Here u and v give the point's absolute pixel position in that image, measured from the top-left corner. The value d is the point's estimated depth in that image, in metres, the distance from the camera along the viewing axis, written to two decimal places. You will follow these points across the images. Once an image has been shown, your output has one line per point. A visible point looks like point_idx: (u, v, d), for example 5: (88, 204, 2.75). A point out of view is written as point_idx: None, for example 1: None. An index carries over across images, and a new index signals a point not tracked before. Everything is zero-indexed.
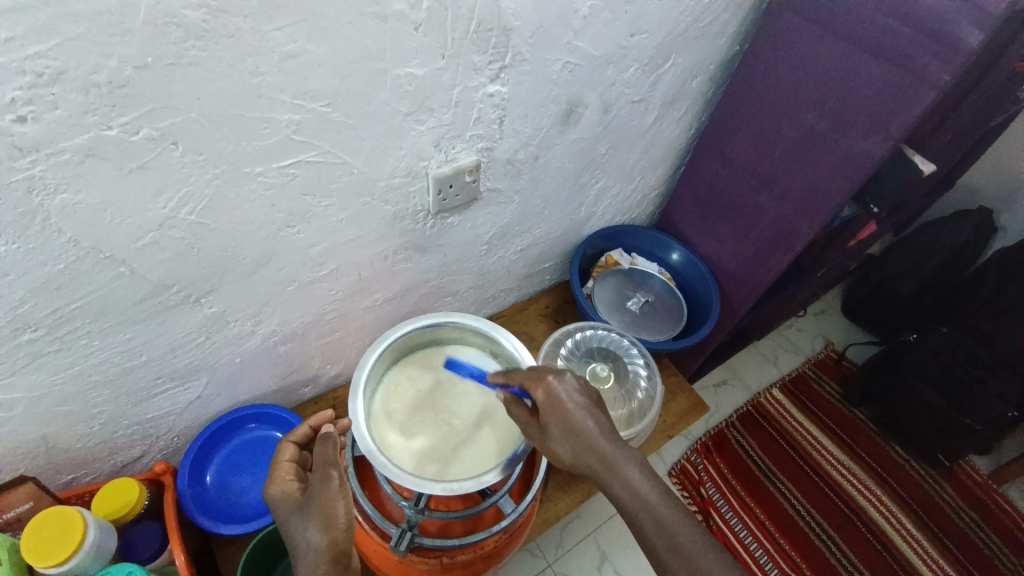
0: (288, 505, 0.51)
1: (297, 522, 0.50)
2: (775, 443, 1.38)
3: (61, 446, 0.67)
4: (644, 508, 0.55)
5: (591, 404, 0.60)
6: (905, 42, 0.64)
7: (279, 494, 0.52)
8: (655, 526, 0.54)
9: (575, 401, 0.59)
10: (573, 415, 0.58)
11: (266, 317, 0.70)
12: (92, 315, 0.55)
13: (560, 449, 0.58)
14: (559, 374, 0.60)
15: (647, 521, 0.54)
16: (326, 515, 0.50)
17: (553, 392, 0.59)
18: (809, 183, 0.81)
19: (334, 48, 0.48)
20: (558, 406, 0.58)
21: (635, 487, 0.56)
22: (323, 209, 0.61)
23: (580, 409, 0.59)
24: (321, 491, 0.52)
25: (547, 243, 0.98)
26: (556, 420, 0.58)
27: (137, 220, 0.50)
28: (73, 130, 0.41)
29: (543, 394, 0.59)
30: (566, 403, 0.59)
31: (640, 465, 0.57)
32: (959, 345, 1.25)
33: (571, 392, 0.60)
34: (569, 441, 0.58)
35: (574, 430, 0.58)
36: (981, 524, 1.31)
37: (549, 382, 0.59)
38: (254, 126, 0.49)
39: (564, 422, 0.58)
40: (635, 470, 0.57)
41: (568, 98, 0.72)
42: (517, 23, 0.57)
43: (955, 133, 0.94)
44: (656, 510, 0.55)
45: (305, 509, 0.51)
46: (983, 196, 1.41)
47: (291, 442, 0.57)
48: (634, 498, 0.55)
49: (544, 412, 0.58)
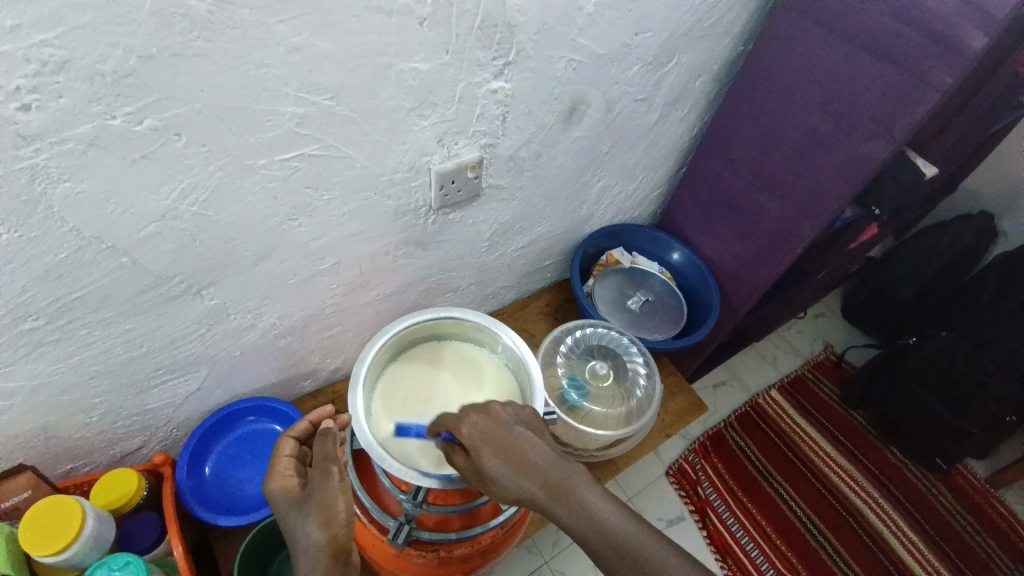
0: (286, 502, 0.51)
1: (295, 517, 0.50)
2: (773, 445, 1.39)
3: (60, 435, 0.67)
4: (604, 538, 0.46)
5: (527, 430, 0.53)
6: (910, 45, 0.64)
7: (279, 489, 0.53)
8: (620, 557, 0.45)
9: (507, 431, 0.53)
10: (506, 444, 0.51)
11: (266, 310, 0.70)
12: (94, 306, 0.55)
13: (502, 484, 0.49)
14: (485, 410, 0.55)
15: (608, 552, 0.46)
16: (324, 512, 0.50)
17: (481, 425, 0.53)
18: (811, 184, 0.82)
19: (341, 43, 0.48)
20: (487, 440, 0.52)
21: (593, 513, 0.47)
22: (325, 203, 0.61)
23: (515, 433, 0.52)
24: (319, 486, 0.51)
25: (548, 240, 0.98)
26: (490, 456, 0.51)
27: (140, 211, 0.50)
28: (78, 120, 0.42)
29: (470, 431, 0.53)
30: (496, 434, 0.52)
31: (595, 487, 0.49)
32: (958, 351, 1.24)
33: (499, 424, 0.53)
34: (509, 472, 0.50)
35: (511, 463, 0.50)
36: (978, 528, 1.31)
37: (475, 417, 0.54)
38: (257, 118, 0.49)
39: (499, 454, 0.51)
40: (590, 496, 0.48)
41: (572, 96, 0.72)
42: (522, 20, 0.57)
43: (958, 137, 0.94)
44: (620, 537, 0.46)
45: (303, 505, 0.51)
46: (985, 201, 1.41)
47: (290, 438, 0.58)
48: (592, 528, 0.46)
49: (474, 448, 0.51)
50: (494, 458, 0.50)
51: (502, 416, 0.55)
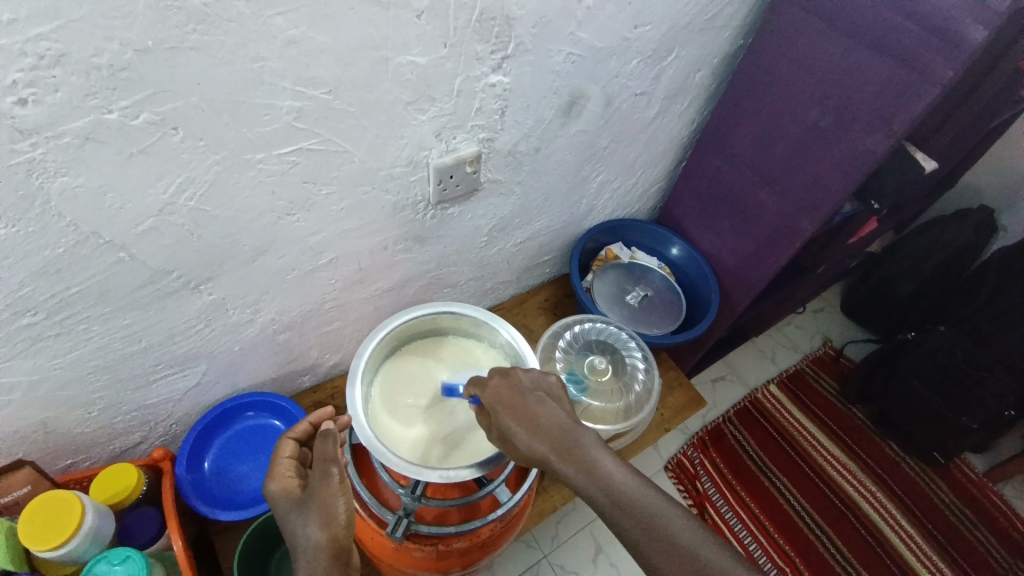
0: (288, 505, 0.52)
1: (296, 519, 0.51)
2: (771, 439, 1.39)
3: (60, 430, 0.67)
4: (613, 495, 0.50)
5: (545, 396, 0.57)
6: (909, 38, 0.64)
7: (280, 491, 0.53)
8: (627, 514, 0.49)
9: (526, 397, 0.56)
10: (524, 407, 0.55)
11: (265, 305, 0.70)
12: (92, 301, 0.55)
13: (518, 443, 0.54)
14: (506, 376, 0.59)
15: (616, 508, 0.49)
16: (324, 514, 0.50)
17: (501, 390, 0.57)
18: (810, 179, 0.81)
19: (338, 36, 0.48)
20: (507, 404, 0.56)
21: (603, 473, 0.51)
22: (323, 198, 0.61)
23: (532, 398, 0.56)
24: (318, 489, 0.51)
25: (548, 235, 0.98)
26: (508, 418, 0.55)
27: (137, 205, 0.50)
28: (74, 114, 0.41)
29: (492, 393, 0.57)
30: (515, 397, 0.56)
31: (606, 451, 0.53)
32: (957, 347, 1.24)
33: (520, 390, 0.57)
34: (525, 432, 0.54)
35: (528, 426, 0.54)
36: (975, 522, 1.32)
37: (496, 382, 0.58)
38: (255, 113, 0.49)
39: (517, 415, 0.55)
40: (600, 460, 0.52)
41: (571, 90, 0.71)
42: (520, 13, 0.57)
43: (958, 132, 0.94)
44: (627, 495, 0.50)
45: (303, 507, 0.51)
46: (984, 195, 1.41)
47: (291, 438, 0.57)
48: (600, 487, 0.51)
49: (494, 409, 0.56)
50: (511, 420, 0.54)
51: (523, 382, 0.58)
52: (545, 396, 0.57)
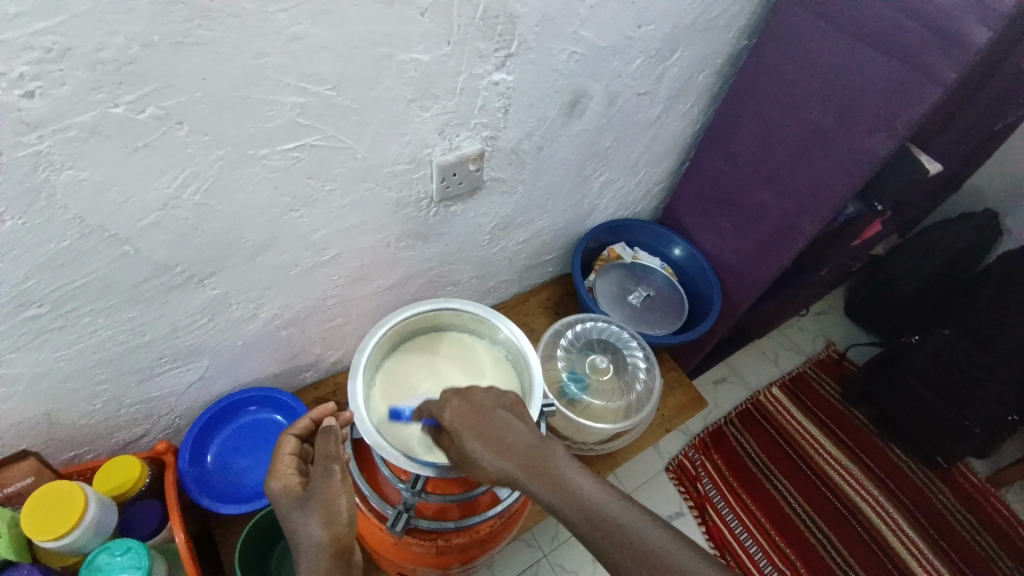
0: (289, 503, 0.52)
1: (298, 517, 0.51)
2: (773, 441, 1.39)
3: (64, 423, 0.67)
4: (587, 513, 0.49)
5: (509, 413, 0.55)
6: (912, 38, 0.64)
7: (281, 489, 0.53)
8: (602, 532, 0.48)
9: (488, 415, 0.54)
10: (487, 428, 0.53)
11: (268, 300, 0.70)
12: (96, 294, 0.55)
13: (486, 467, 0.51)
14: (465, 393, 0.56)
15: (591, 527, 0.49)
16: (326, 512, 0.50)
17: (462, 410, 0.55)
18: (813, 179, 0.81)
19: (339, 33, 0.48)
20: (467, 425, 0.53)
21: (574, 490, 0.50)
22: (326, 194, 0.62)
23: (495, 417, 0.54)
24: (318, 486, 0.51)
25: (550, 234, 0.98)
26: (470, 440, 0.52)
27: (141, 199, 0.50)
28: (80, 108, 0.42)
29: (452, 416, 0.54)
30: (478, 418, 0.54)
31: (575, 465, 0.52)
32: (959, 349, 1.24)
33: (480, 409, 0.55)
34: (492, 456, 0.52)
35: (492, 446, 0.52)
36: (976, 526, 1.31)
37: (456, 403, 0.55)
38: (259, 108, 0.50)
39: (481, 437, 0.53)
40: (571, 474, 0.51)
41: (573, 89, 0.72)
42: (523, 11, 0.57)
43: (962, 133, 0.94)
44: (602, 512, 0.49)
45: (304, 506, 0.51)
46: (989, 198, 1.40)
47: (291, 435, 0.58)
48: (571, 503, 0.50)
49: (456, 432, 0.53)
50: (476, 444, 0.52)
51: (482, 399, 0.56)
52: (508, 413, 0.55)
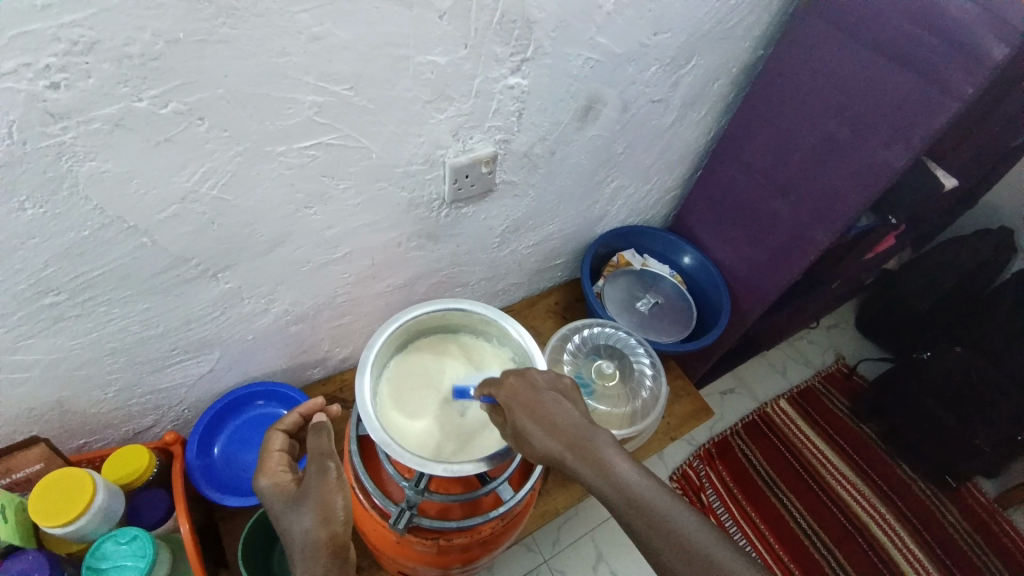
0: (281, 501, 0.52)
1: (291, 515, 0.51)
2: (779, 454, 1.38)
3: (76, 410, 0.68)
4: (626, 496, 0.49)
5: (560, 396, 0.57)
6: (932, 52, 0.64)
7: (273, 489, 0.53)
8: (641, 515, 0.47)
9: (540, 395, 0.56)
10: (538, 407, 0.55)
11: (280, 296, 0.71)
12: (113, 284, 0.56)
13: (534, 441, 0.53)
14: (522, 374, 0.59)
15: (629, 509, 0.48)
16: (320, 507, 0.50)
17: (517, 389, 0.57)
18: (827, 191, 0.81)
19: (359, 33, 0.49)
20: (520, 403, 0.56)
21: (615, 472, 0.50)
22: (340, 191, 0.62)
23: (547, 398, 0.56)
24: (313, 482, 0.52)
25: (560, 239, 0.99)
26: (521, 416, 0.55)
27: (161, 192, 0.51)
28: (105, 100, 0.43)
29: (507, 393, 0.57)
30: (529, 396, 0.56)
31: (619, 449, 0.52)
32: (972, 367, 1.23)
33: (535, 389, 0.57)
34: (540, 432, 0.53)
35: (542, 423, 0.54)
36: (984, 548, 1.29)
37: (512, 381, 0.58)
38: (277, 106, 0.50)
39: (532, 414, 0.55)
40: (614, 457, 0.51)
41: (588, 95, 0.72)
42: (540, 16, 0.58)
43: (979, 149, 0.93)
44: (641, 496, 0.48)
45: (298, 503, 0.51)
46: (1005, 215, 1.39)
47: (279, 432, 0.59)
48: (612, 486, 0.49)
49: (509, 408, 0.56)
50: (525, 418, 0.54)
51: (539, 381, 0.58)
52: (559, 395, 0.57)
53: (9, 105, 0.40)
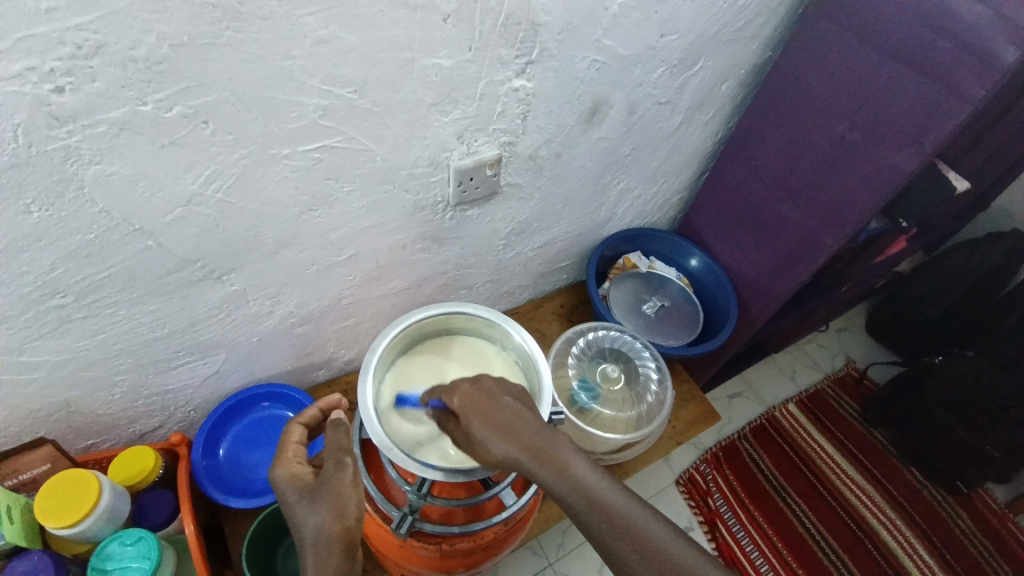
0: (295, 492, 0.52)
1: (305, 508, 0.50)
2: (787, 459, 1.36)
3: (82, 411, 0.69)
4: (589, 500, 0.49)
5: (515, 400, 0.54)
6: (942, 56, 0.63)
7: (286, 479, 0.53)
8: (600, 516, 0.49)
9: (497, 401, 0.53)
10: (496, 412, 0.52)
11: (285, 298, 0.71)
12: (120, 285, 0.57)
13: (494, 451, 0.50)
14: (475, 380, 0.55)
15: (592, 514, 0.48)
16: (336, 500, 0.50)
17: (471, 395, 0.53)
18: (837, 195, 0.80)
19: (366, 36, 0.49)
20: (475, 410, 0.52)
21: (577, 478, 0.50)
22: (345, 194, 0.62)
23: (505, 403, 0.53)
24: (331, 474, 0.52)
25: (566, 241, 0.98)
26: (479, 424, 0.51)
27: (167, 195, 0.52)
28: (111, 104, 0.43)
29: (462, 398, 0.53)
30: (484, 401, 0.53)
31: (579, 452, 0.52)
32: (983, 374, 1.21)
33: (489, 394, 0.54)
34: (501, 440, 0.51)
35: (501, 430, 0.51)
36: (997, 556, 1.27)
37: (465, 388, 0.54)
38: (282, 109, 0.51)
39: (490, 422, 0.51)
40: (577, 463, 0.51)
41: (594, 97, 0.72)
42: (546, 19, 0.58)
43: (992, 152, 0.92)
44: (604, 500, 0.49)
45: (313, 496, 0.51)
46: (1019, 219, 1.37)
47: (299, 424, 0.59)
48: (576, 490, 0.49)
49: (465, 416, 0.52)
50: (484, 427, 0.51)
51: (491, 386, 0.55)
52: (515, 400, 0.54)
53: (15, 108, 0.40)
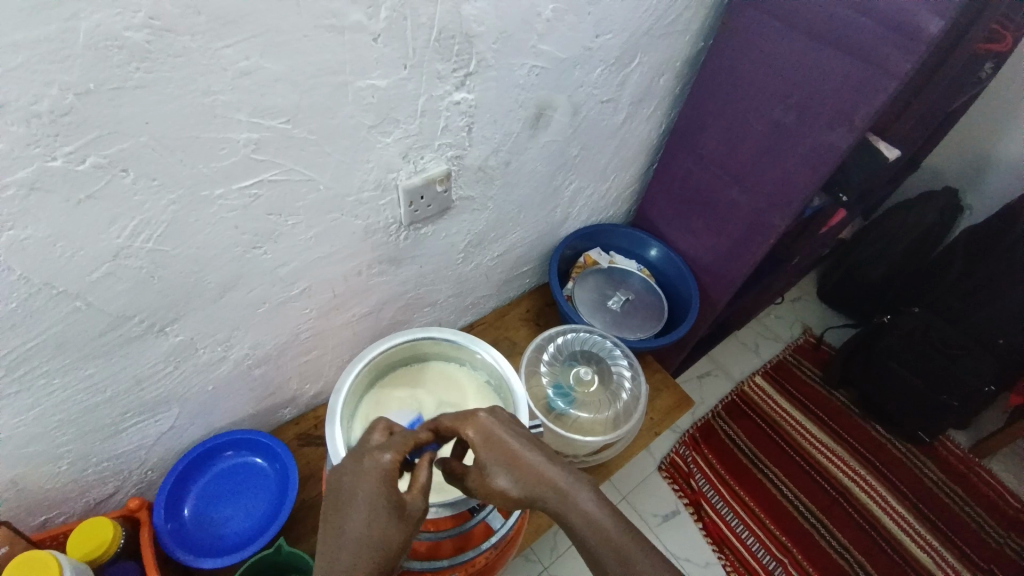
0: (381, 488, 0.47)
1: (371, 511, 0.46)
2: (760, 430, 1.40)
3: (31, 487, 0.64)
4: (606, 542, 0.49)
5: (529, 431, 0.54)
6: (865, 33, 0.65)
7: (376, 466, 0.48)
8: (614, 552, 0.48)
9: (513, 432, 0.52)
10: (512, 447, 0.51)
11: (237, 342, 0.67)
12: (52, 353, 0.52)
13: (509, 487, 0.50)
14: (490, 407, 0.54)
15: (610, 555, 0.48)
16: (397, 537, 0.46)
17: (488, 426, 0.52)
18: (779, 176, 0.82)
19: (291, 64, 0.46)
20: (492, 444, 0.51)
21: (593, 519, 0.49)
22: (291, 227, 0.59)
23: (520, 436, 0.52)
24: (412, 513, 0.47)
25: (524, 246, 0.97)
26: (495, 456, 0.51)
27: (90, 251, 0.48)
28: (15, 164, 0.39)
29: (475, 432, 0.52)
30: (500, 433, 0.52)
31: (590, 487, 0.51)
32: (932, 327, 1.24)
33: (506, 425, 0.53)
34: (514, 475, 0.50)
35: (519, 463, 0.51)
36: (963, 497, 1.33)
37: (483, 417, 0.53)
38: (210, 147, 0.47)
39: (505, 456, 0.51)
40: (590, 497, 0.50)
41: (538, 102, 0.71)
42: (480, 30, 0.56)
43: (921, 116, 0.95)
44: (620, 543, 0.49)
45: (391, 509, 0.46)
46: (949, 177, 1.43)
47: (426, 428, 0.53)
48: (588, 526, 0.49)
49: (480, 450, 0.51)
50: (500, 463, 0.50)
51: (505, 415, 0.54)
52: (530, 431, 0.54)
53: None
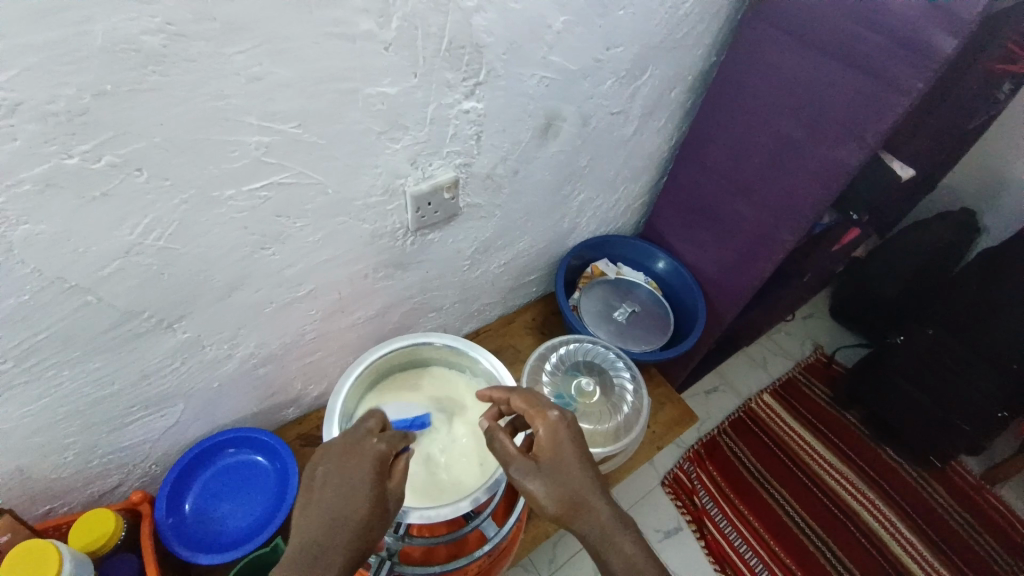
0: (369, 472, 0.50)
1: (360, 493, 0.49)
2: (767, 449, 1.38)
3: (36, 476, 0.65)
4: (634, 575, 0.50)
5: (586, 454, 0.56)
6: (876, 50, 0.64)
7: (367, 454, 0.52)
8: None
9: (570, 451, 0.55)
10: (564, 463, 0.54)
11: (242, 340, 0.68)
12: (60, 346, 0.54)
13: (542, 497, 0.53)
14: (565, 417, 0.57)
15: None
16: (379, 522, 0.49)
17: (553, 430, 0.56)
18: (788, 190, 0.82)
19: (300, 70, 0.47)
20: (552, 448, 0.55)
21: (621, 550, 0.51)
22: (298, 230, 0.60)
23: (575, 456, 0.55)
24: (394, 500, 0.51)
25: (532, 255, 0.97)
26: (547, 460, 0.55)
27: (101, 248, 0.49)
28: (30, 161, 0.41)
29: (543, 429, 0.57)
30: (561, 444, 0.55)
31: (626, 524, 0.53)
32: (945, 348, 1.22)
33: (569, 440, 0.56)
34: (553, 487, 0.53)
35: (565, 476, 0.54)
36: (975, 525, 1.30)
37: (552, 420, 0.57)
38: (221, 149, 0.48)
39: (554, 466, 0.54)
40: (627, 539, 0.52)
41: (546, 113, 0.71)
42: (489, 40, 0.57)
43: (936, 136, 0.94)
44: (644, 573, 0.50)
45: (377, 495, 0.50)
46: (966, 197, 1.42)
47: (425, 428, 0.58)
48: (621, 558, 0.51)
49: (540, 445, 0.56)
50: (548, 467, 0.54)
51: (574, 431, 0.57)
52: (586, 455, 0.56)
53: None
